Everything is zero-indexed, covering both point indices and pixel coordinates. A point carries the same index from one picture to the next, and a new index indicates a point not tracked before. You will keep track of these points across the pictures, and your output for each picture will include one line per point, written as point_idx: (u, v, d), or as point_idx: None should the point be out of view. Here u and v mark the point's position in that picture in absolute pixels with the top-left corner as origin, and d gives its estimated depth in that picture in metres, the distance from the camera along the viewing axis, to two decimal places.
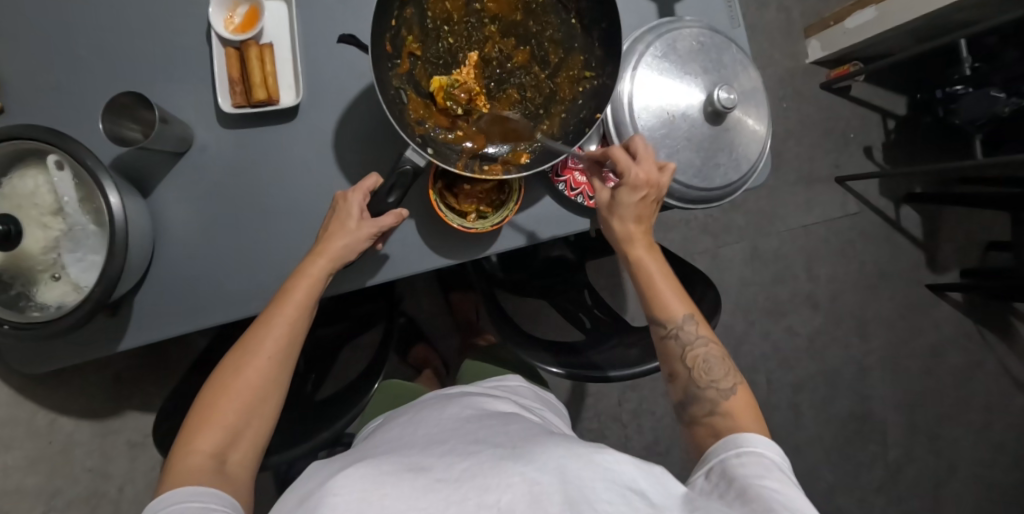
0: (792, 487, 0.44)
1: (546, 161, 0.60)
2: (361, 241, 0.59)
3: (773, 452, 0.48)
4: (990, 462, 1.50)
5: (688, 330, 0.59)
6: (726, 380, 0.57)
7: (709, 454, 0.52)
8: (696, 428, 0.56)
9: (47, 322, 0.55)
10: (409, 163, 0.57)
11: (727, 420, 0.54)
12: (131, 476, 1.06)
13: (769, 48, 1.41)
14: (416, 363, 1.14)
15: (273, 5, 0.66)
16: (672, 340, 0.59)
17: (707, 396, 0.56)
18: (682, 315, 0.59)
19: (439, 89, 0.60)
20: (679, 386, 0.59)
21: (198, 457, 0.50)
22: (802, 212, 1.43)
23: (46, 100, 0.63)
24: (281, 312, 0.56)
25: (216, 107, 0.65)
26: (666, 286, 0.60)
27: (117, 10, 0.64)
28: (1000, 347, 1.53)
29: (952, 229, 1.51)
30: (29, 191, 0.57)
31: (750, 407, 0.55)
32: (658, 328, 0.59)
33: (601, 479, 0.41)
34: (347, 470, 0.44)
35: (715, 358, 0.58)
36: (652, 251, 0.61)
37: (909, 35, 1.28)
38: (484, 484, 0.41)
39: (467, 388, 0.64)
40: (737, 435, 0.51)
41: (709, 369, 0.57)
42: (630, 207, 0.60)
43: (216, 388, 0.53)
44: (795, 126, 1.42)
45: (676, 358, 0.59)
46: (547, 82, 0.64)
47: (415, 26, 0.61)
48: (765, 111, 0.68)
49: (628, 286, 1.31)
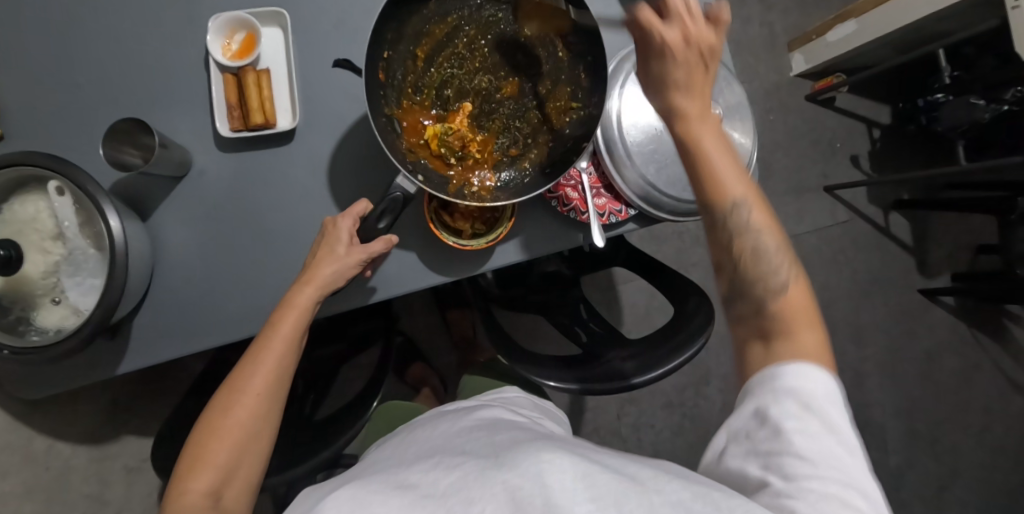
0: (832, 434, 0.42)
1: (531, 191, 0.61)
2: (350, 268, 0.60)
3: (819, 382, 0.43)
4: (991, 466, 1.50)
5: (741, 216, 0.47)
6: (781, 278, 0.47)
7: (749, 383, 0.46)
8: (741, 331, 0.49)
9: (45, 347, 0.56)
10: (399, 190, 0.58)
11: (776, 329, 0.46)
12: (128, 501, 1.04)
13: (754, 63, 1.45)
14: (414, 382, 1.16)
15: (269, 31, 0.68)
16: (721, 229, 0.48)
17: (753, 296, 0.47)
18: (738, 196, 0.47)
19: (434, 136, 0.63)
20: (724, 279, 0.49)
21: (190, 496, 0.50)
22: (793, 222, 1.45)
23: (45, 129, 0.64)
24: (269, 345, 0.57)
25: (214, 132, 0.66)
26: (715, 161, 0.48)
27: (115, 40, 0.65)
28: (995, 349, 1.54)
29: (943, 234, 1.53)
30: (30, 217, 0.58)
31: (811, 316, 0.46)
32: (707, 211, 0.49)
33: (587, 475, 0.40)
34: (337, 492, 0.46)
35: (770, 250, 0.47)
36: (704, 122, 0.49)
37: (890, 47, 1.31)
38: (468, 497, 0.41)
39: (464, 402, 0.65)
40: (773, 369, 0.45)
41: (760, 263, 0.47)
42: (672, 70, 0.49)
43: (205, 428, 0.54)
44: (782, 138, 1.45)
45: (723, 249, 0.49)
46: (536, 113, 0.65)
47: (409, 66, 0.63)
48: (751, 125, 0.70)
49: (624, 299, 1.32)
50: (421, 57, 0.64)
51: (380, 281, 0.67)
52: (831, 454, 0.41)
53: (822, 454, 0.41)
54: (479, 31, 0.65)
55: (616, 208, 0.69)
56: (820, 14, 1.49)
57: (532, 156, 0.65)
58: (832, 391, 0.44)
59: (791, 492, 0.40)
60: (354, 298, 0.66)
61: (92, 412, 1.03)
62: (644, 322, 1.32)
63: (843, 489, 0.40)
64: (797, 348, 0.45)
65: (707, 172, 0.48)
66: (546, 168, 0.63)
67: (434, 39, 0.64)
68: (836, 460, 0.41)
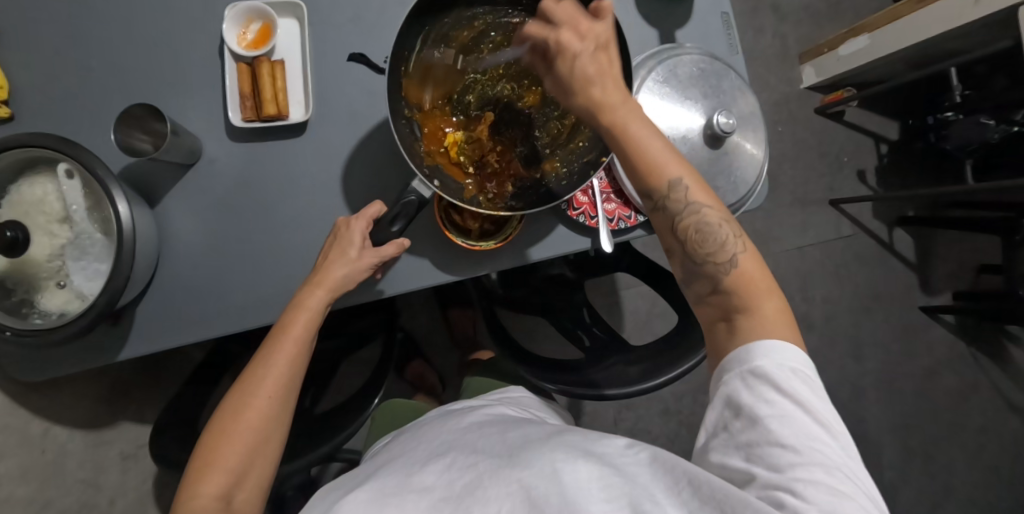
0: (805, 412, 0.44)
1: (546, 202, 0.60)
2: (360, 271, 0.60)
3: (775, 358, 0.46)
4: (985, 486, 1.50)
5: (679, 197, 0.51)
6: (731, 248, 0.50)
7: (721, 367, 0.48)
8: (703, 308, 0.52)
9: (48, 330, 0.55)
10: (415, 193, 0.59)
11: (733, 297, 0.49)
12: (122, 490, 1.07)
13: (765, 74, 1.45)
14: (412, 379, 1.16)
15: (285, 22, 0.67)
16: (664, 213, 0.52)
17: (705, 273, 0.51)
18: (675, 178, 0.51)
19: (453, 145, 0.64)
20: (678, 261, 0.53)
21: (203, 500, 0.51)
22: (798, 234, 1.45)
23: (57, 112, 0.64)
24: (279, 347, 0.57)
25: (225, 121, 0.66)
26: (647, 148, 0.50)
27: (130, 25, 0.65)
28: (993, 369, 1.54)
29: (946, 252, 1.52)
30: (37, 199, 0.57)
31: (764, 275, 0.50)
32: (650, 200, 0.52)
33: (601, 478, 0.42)
34: (353, 495, 0.47)
35: (715, 224, 0.51)
36: (630, 109, 0.50)
37: (901, 64, 1.31)
38: (484, 496, 0.43)
39: (473, 401, 0.64)
40: (751, 345, 0.47)
41: (705, 240, 0.51)
42: (580, 67, 0.48)
43: (216, 433, 0.54)
44: (789, 150, 1.45)
45: (671, 232, 0.52)
46: (554, 123, 0.64)
47: (431, 71, 0.62)
48: (763, 136, 0.70)
49: (626, 304, 1.32)
50: (445, 62, 0.63)
51: (387, 278, 0.66)
52: (807, 435, 0.43)
53: (800, 436, 0.43)
54: (506, 36, 0.63)
55: (626, 213, 0.69)
56: (832, 26, 1.49)
57: (547, 169, 0.63)
58: (798, 364, 0.46)
59: (779, 478, 0.41)
60: (359, 294, 0.66)
61: (89, 395, 1.02)
62: (645, 328, 1.32)
63: (827, 475, 0.41)
64: (759, 318, 0.48)
65: (645, 163, 0.51)
66: (561, 182, 0.61)
67: (459, 43, 0.63)
68: (815, 441, 0.43)
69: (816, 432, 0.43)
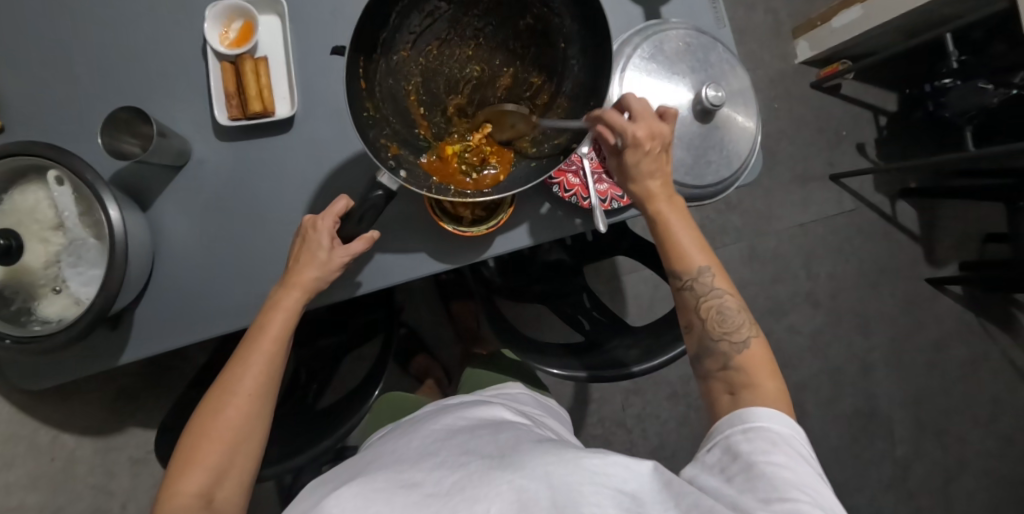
0: (799, 464, 0.44)
1: (514, 188, 0.59)
2: (332, 271, 0.60)
3: (781, 425, 0.47)
4: (999, 456, 1.48)
5: (704, 282, 0.57)
6: (745, 331, 0.55)
7: (722, 423, 0.50)
8: (711, 383, 0.55)
9: (45, 336, 0.56)
10: (381, 188, 0.56)
11: (741, 374, 0.53)
12: (133, 494, 1.06)
13: (759, 50, 1.43)
14: (418, 372, 1.16)
15: (267, 20, 0.67)
16: (687, 292, 0.57)
17: (720, 349, 0.55)
18: (701, 265, 0.57)
19: (453, 154, 0.62)
20: (694, 337, 0.57)
21: (183, 499, 0.51)
22: (799, 210, 1.44)
23: (44, 119, 0.64)
24: (259, 349, 0.57)
25: (213, 121, 0.66)
26: (684, 237, 0.58)
27: (112, 30, 0.65)
28: (1003, 338, 1.52)
29: (951, 222, 1.51)
30: (30, 207, 0.58)
31: (771, 364, 0.54)
32: (676, 279, 0.58)
33: (592, 485, 0.42)
34: (341, 489, 0.46)
35: (732, 309, 0.56)
36: (673, 205, 0.59)
37: (895, 33, 1.29)
38: (473, 495, 0.42)
39: (468, 397, 0.64)
40: (743, 410, 0.49)
41: (723, 321, 0.56)
42: (645, 163, 0.58)
43: (197, 433, 0.54)
44: (787, 126, 1.44)
45: (691, 310, 0.57)
46: (525, 103, 0.65)
47: (396, 55, 0.60)
48: (754, 108, 0.69)
49: (628, 288, 1.31)
50: (409, 46, 0.61)
51: (368, 273, 0.66)
52: (803, 481, 0.42)
53: (793, 480, 0.42)
54: (474, 15, 0.62)
55: (619, 193, 0.68)
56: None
57: (518, 148, 0.63)
58: (791, 434, 0.47)
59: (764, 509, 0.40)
60: (349, 288, 0.66)
61: (96, 402, 1.04)
62: (648, 312, 1.32)
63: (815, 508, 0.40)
64: (761, 394, 0.51)
65: (675, 248, 0.58)
66: (534, 165, 0.60)
67: (425, 25, 0.60)
68: (806, 487, 0.42)
69: (812, 476, 0.43)
